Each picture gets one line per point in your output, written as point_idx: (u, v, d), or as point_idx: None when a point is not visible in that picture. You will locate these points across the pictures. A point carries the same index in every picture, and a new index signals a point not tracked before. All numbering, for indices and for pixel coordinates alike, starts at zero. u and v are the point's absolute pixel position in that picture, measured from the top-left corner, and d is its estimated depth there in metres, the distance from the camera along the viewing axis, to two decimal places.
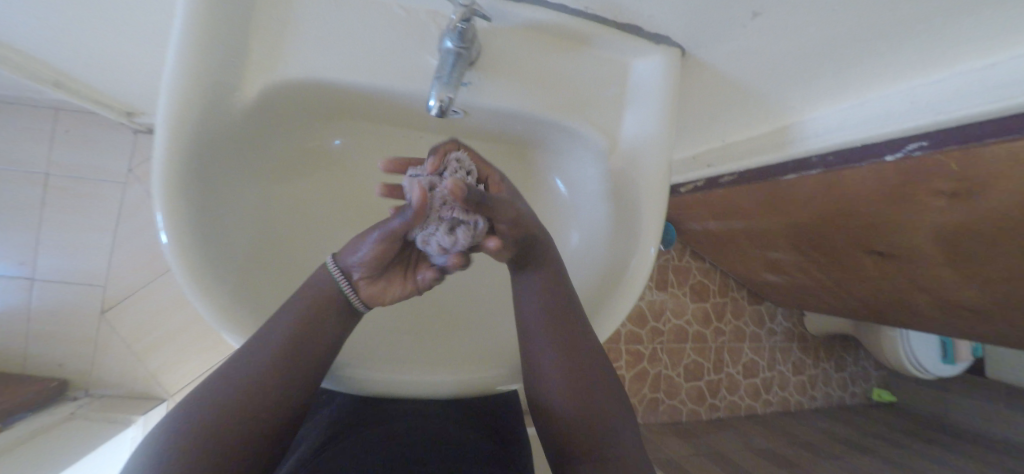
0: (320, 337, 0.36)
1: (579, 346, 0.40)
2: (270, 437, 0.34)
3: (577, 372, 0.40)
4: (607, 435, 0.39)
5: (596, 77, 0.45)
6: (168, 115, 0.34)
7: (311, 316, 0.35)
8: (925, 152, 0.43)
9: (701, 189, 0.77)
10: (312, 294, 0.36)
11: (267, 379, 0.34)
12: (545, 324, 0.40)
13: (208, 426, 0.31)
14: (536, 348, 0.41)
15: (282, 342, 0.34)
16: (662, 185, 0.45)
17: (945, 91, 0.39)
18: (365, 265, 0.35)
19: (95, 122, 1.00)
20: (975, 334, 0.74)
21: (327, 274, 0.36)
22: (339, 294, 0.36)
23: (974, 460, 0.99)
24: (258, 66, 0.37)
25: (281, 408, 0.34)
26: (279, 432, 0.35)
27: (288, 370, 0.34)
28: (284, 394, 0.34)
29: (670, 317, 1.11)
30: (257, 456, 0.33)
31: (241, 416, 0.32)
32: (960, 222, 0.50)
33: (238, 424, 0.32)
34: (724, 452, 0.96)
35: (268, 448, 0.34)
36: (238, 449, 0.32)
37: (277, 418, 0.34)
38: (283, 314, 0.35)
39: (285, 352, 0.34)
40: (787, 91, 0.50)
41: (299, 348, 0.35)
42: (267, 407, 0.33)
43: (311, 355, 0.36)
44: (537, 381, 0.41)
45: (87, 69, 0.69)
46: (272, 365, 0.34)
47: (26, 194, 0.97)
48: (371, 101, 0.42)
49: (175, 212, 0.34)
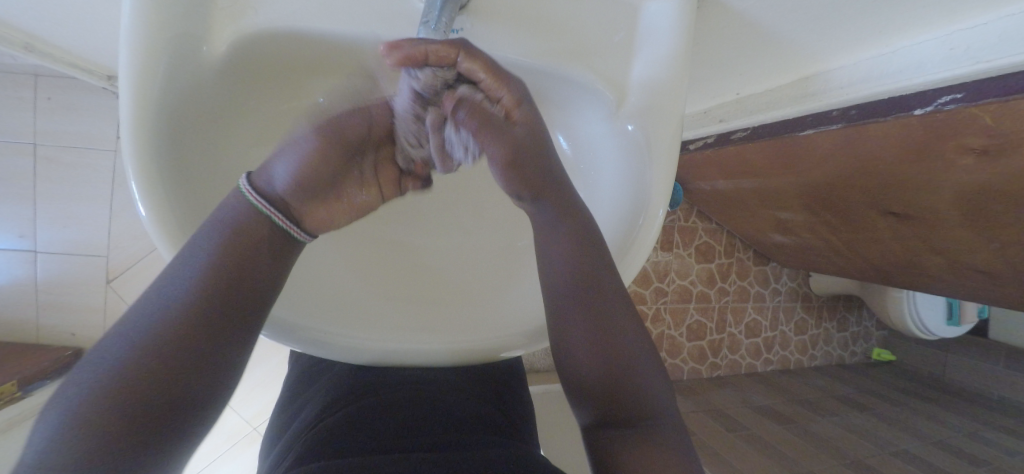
0: (252, 256, 0.30)
1: (609, 310, 0.36)
2: (210, 374, 0.27)
3: (610, 323, 0.36)
4: (644, 393, 0.35)
5: (600, 21, 0.41)
6: (132, 66, 0.31)
7: (234, 252, 0.30)
8: (959, 105, 0.40)
9: (712, 145, 0.74)
10: (234, 228, 0.30)
11: (190, 308, 0.27)
12: (568, 288, 0.37)
13: (121, 373, 0.24)
14: (566, 314, 0.37)
15: (207, 265, 0.28)
16: (673, 142, 0.42)
17: (987, 36, 0.36)
18: (298, 188, 0.33)
19: (77, 86, 0.94)
20: (988, 298, 0.72)
21: (245, 199, 0.31)
22: (273, 224, 0.32)
23: (973, 418, 0.99)
24: (223, 15, 0.34)
25: (214, 341, 0.28)
26: (226, 353, 0.28)
27: (216, 290, 0.28)
28: (211, 324, 0.28)
29: (674, 278, 1.10)
30: (197, 400, 0.27)
31: (162, 356, 0.25)
32: (984, 181, 0.47)
33: (161, 365, 0.25)
34: (723, 409, 0.97)
35: (214, 393, 0.28)
36: (166, 394, 0.25)
37: (212, 352, 0.27)
38: (209, 232, 0.30)
39: (212, 276, 0.28)
40: (810, 36, 0.46)
41: (228, 270, 0.29)
42: (197, 343, 0.27)
43: (251, 281, 0.30)
44: (567, 341, 0.36)
45: (57, 25, 0.64)
46: (194, 292, 0.28)
47: (14, 165, 0.94)
48: (357, 53, 0.40)
49: (149, 180, 0.31)
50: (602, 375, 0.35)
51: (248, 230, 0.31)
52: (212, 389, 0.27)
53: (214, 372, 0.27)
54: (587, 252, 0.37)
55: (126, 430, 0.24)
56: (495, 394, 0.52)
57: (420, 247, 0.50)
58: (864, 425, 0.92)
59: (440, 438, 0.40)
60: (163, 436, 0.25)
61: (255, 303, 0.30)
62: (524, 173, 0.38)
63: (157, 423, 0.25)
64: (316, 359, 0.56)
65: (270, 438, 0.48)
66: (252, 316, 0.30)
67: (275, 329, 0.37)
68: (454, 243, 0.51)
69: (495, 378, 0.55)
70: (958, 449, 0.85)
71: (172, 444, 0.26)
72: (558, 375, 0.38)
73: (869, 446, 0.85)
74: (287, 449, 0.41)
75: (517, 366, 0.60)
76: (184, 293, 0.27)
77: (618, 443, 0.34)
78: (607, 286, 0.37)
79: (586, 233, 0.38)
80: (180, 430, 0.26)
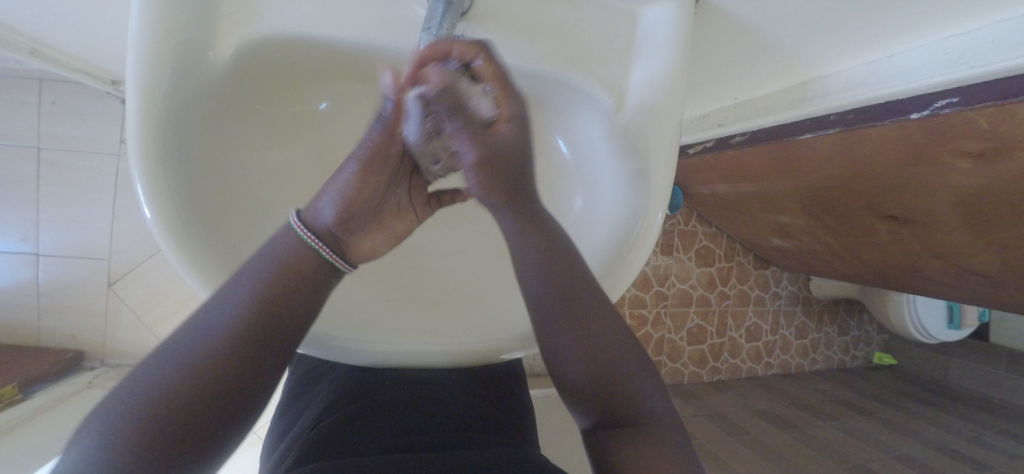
0: (305, 287, 0.31)
1: (589, 317, 0.36)
2: (245, 405, 0.28)
3: (600, 326, 0.36)
4: (636, 395, 0.35)
5: (599, 27, 0.42)
6: (139, 73, 0.31)
7: (282, 281, 0.30)
8: (956, 109, 0.40)
9: (711, 150, 0.74)
10: (284, 260, 0.31)
11: (240, 335, 0.28)
12: (546, 302, 0.37)
13: (165, 396, 0.25)
14: (551, 327, 0.37)
15: (252, 296, 0.29)
16: (672, 145, 0.43)
17: (982, 42, 0.36)
18: (346, 221, 0.33)
19: (81, 91, 0.95)
20: (987, 301, 0.72)
21: (295, 234, 0.31)
22: (322, 261, 0.32)
23: (974, 422, 0.99)
24: (229, 21, 0.35)
25: (254, 374, 0.28)
26: (262, 385, 0.29)
27: (260, 321, 0.29)
28: (253, 355, 0.28)
29: (674, 282, 1.10)
30: (229, 429, 0.27)
31: (207, 382, 0.26)
32: (981, 185, 0.48)
33: (206, 390, 0.26)
34: (725, 413, 0.97)
35: (245, 420, 0.28)
36: (205, 425, 0.26)
37: (252, 380, 0.28)
38: (260, 261, 0.30)
39: (263, 304, 0.29)
40: (807, 42, 0.47)
41: (279, 300, 0.30)
42: (241, 372, 0.27)
43: (298, 312, 0.31)
44: (558, 346, 0.36)
45: (63, 31, 0.65)
46: (245, 319, 0.28)
47: (18, 169, 0.95)
48: (359, 58, 0.40)
49: (155, 184, 0.32)
50: (591, 380, 0.35)
51: (302, 263, 0.31)
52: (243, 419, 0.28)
53: (249, 404, 0.28)
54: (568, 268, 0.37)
55: (164, 458, 0.24)
56: (495, 396, 0.52)
57: (421, 251, 0.50)
58: (865, 429, 0.92)
59: (438, 439, 0.41)
60: (198, 459, 0.26)
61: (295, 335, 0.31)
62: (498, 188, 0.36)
63: (192, 451, 0.25)
64: (317, 362, 0.56)
65: (271, 442, 0.48)
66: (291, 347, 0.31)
67: None
68: (455, 247, 0.51)
69: (496, 380, 0.55)
70: (960, 452, 0.85)
71: (200, 468, 0.26)
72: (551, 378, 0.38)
73: (870, 450, 0.84)
74: (286, 451, 0.41)
75: (518, 368, 0.61)
76: (230, 323, 0.28)
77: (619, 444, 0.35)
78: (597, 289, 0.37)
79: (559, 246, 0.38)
80: (209, 455, 0.26)
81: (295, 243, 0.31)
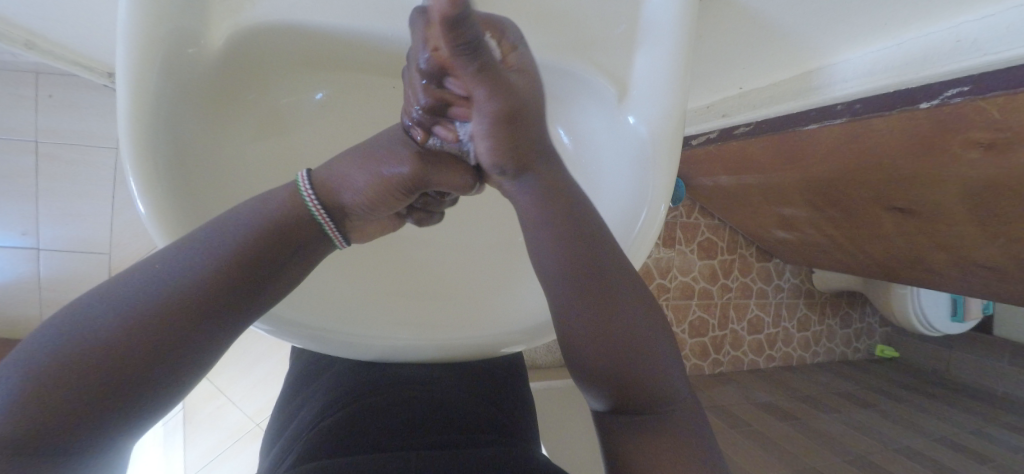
0: (270, 261, 0.28)
1: (617, 307, 0.34)
2: (194, 360, 0.25)
3: (613, 323, 0.34)
4: (656, 385, 0.34)
5: (602, 13, 0.42)
6: (128, 62, 0.30)
7: (266, 240, 0.28)
8: (965, 99, 0.38)
9: (715, 141, 0.73)
10: (272, 219, 0.29)
11: (186, 303, 0.24)
12: (572, 291, 0.34)
13: (89, 339, 0.22)
14: (566, 313, 0.35)
15: (221, 246, 0.27)
16: (677, 136, 0.41)
17: (993, 27, 0.35)
18: (360, 202, 0.32)
19: (79, 84, 0.94)
20: (994, 295, 0.71)
21: (296, 192, 0.30)
22: (319, 232, 0.31)
23: (978, 415, 0.98)
24: (221, 9, 0.34)
25: (207, 329, 0.25)
26: (215, 341, 0.26)
27: (224, 272, 0.26)
28: (209, 308, 0.25)
29: (676, 274, 1.09)
30: (171, 383, 0.24)
31: (152, 326, 0.23)
32: (991, 177, 0.47)
33: (137, 338, 0.23)
34: (725, 406, 0.97)
35: (181, 382, 0.25)
36: (140, 373, 0.23)
37: (185, 355, 0.24)
38: (243, 215, 0.28)
39: (221, 259, 0.26)
40: (814, 27, 0.46)
41: (236, 266, 0.27)
42: (179, 332, 0.24)
43: (258, 280, 0.28)
44: (572, 343, 0.35)
45: (59, 23, 0.64)
46: (199, 272, 0.25)
47: (18, 163, 0.95)
48: (357, 45, 0.40)
49: (150, 177, 0.31)
50: (601, 369, 0.34)
51: (292, 227, 0.29)
52: (189, 373, 0.25)
53: (197, 357, 0.25)
54: (586, 248, 0.34)
55: (89, 399, 0.22)
56: (496, 391, 0.52)
57: (420, 244, 0.49)
58: (867, 422, 0.91)
59: (436, 439, 0.40)
60: (130, 406, 0.23)
61: (260, 294, 0.28)
62: (502, 141, 0.32)
63: (123, 398, 0.23)
64: (317, 355, 0.55)
65: (272, 436, 0.48)
66: (254, 307, 0.28)
67: (277, 327, 0.36)
68: (456, 240, 0.50)
69: (495, 372, 0.55)
70: (962, 446, 0.84)
71: (128, 420, 0.24)
72: (565, 359, 0.37)
73: (871, 442, 0.84)
74: (286, 447, 0.41)
75: (518, 362, 0.60)
76: (191, 268, 0.25)
77: (626, 434, 0.35)
78: (613, 286, 0.34)
79: (585, 219, 0.35)
80: (135, 410, 0.23)
81: (294, 205, 0.30)
